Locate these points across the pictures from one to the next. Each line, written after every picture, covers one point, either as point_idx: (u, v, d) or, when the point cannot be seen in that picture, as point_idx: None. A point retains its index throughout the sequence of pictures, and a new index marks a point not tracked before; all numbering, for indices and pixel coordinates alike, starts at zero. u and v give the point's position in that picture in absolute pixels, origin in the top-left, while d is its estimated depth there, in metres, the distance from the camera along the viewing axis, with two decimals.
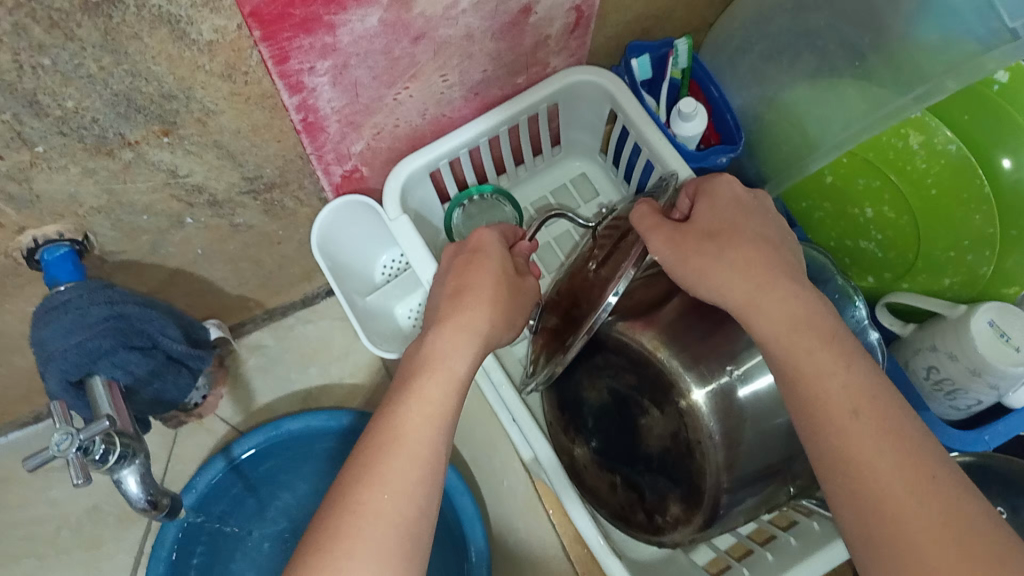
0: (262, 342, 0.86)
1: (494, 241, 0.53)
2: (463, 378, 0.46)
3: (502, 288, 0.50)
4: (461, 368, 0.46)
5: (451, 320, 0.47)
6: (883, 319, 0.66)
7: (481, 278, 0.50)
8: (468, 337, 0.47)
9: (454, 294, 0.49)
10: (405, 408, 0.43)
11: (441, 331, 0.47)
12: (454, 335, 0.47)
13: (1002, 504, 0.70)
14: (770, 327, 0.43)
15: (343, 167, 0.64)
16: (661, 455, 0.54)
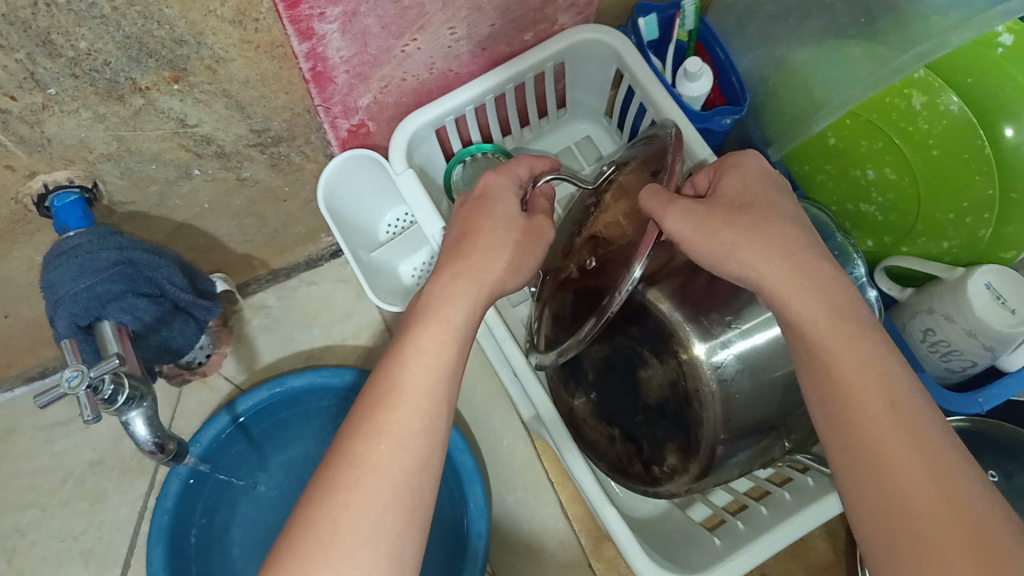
0: (266, 302, 0.87)
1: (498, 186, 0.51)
2: (465, 325, 0.45)
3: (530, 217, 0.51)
4: (461, 316, 0.45)
5: (453, 265, 0.47)
6: (881, 283, 0.67)
7: (491, 223, 0.49)
8: (468, 284, 0.46)
9: (460, 237, 0.49)
10: (405, 359, 0.43)
11: (442, 279, 0.46)
12: (454, 283, 0.46)
13: (994, 469, 0.71)
14: (771, 274, 0.44)
15: (350, 121, 0.64)
16: (659, 406, 0.54)
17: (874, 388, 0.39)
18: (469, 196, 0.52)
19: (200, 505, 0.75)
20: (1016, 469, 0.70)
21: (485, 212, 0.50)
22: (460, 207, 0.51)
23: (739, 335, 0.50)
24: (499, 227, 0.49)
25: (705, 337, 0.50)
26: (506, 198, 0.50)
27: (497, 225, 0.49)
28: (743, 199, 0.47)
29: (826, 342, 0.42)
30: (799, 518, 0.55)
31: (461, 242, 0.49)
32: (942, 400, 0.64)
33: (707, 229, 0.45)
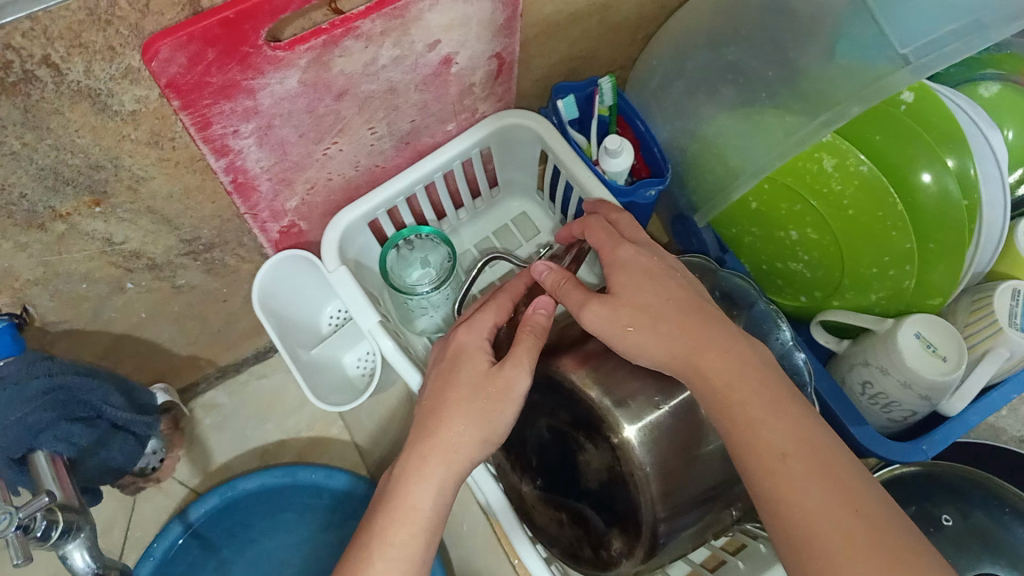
0: (216, 400, 0.86)
1: (472, 343, 0.52)
2: (434, 511, 0.47)
3: (482, 382, 0.50)
4: (427, 505, 0.47)
5: (416, 444, 0.48)
6: (818, 337, 0.68)
7: (456, 397, 0.49)
8: (442, 463, 0.48)
9: (433, 404, 0.50)
10: (370, 555, 0.45)
11: (409, 460, 0.48)
12: (423, 465, 0.48)
13: (951, 512, 0.71)
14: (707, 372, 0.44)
15: (280, 224, 0.63)
16: (600, 490, 0.52)
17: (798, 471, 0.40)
18: (440, 361, 0.52)
19: None
20: (973, 510, 0.71)
21: (451, 383, 0.50)
22: (429, 375, 0.52)
23: (667, 414, 0.49)
24: (462, 398, 0.49)
25: (638, 418, 0.49)
26: (474, 360, 0.51)
27: (459, 399, 0.49)
28: (650, 291, 0.49)
29: (747, 429, 0.43)
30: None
31: (424, 423, 0.49)
32: (884, 450, 0.64)
33: (617, 327, 0.48)
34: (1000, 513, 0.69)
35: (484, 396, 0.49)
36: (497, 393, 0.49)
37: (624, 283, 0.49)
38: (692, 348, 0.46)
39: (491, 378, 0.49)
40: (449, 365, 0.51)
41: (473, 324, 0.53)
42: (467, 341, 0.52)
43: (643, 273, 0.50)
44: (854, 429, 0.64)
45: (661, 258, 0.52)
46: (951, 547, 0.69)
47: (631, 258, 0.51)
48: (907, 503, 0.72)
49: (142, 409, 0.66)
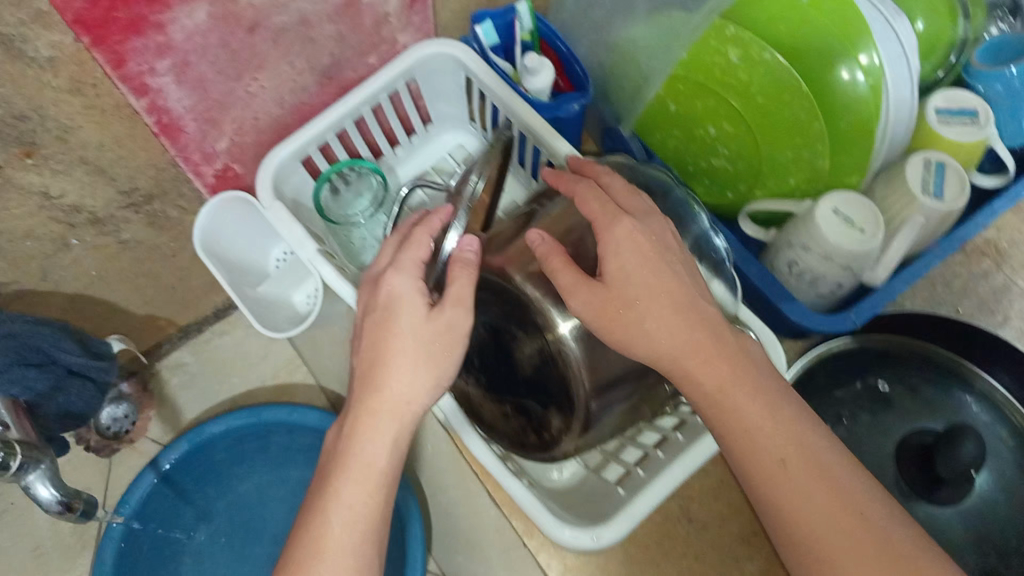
0: (182, 360, 0.88)
1: (405, 288, 0.52)
2: (389, 466, 0.51)
3: (423, 329, 0.51)
4: (382, 461, 0.51)
5: (365, 403, 0.51)
6: (747, 229, 0.70)
7: (398, 346, 0.51)
8: (393, 420, 0.51)
9: (376, 359, 0.51)
10: (328, 517, 0.49)
11: (358, 419, 0.51)
12: (374, 424, 0.50)
13: (888, 381, 0.73)
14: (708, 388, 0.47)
15: (214, 166, 0.65)
16: (534, 375, 0.55)
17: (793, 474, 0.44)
18: (373, 308, 0.52)
19: (144, 559, 0.74)
20: (910, 379, 0.73)
21: (392, 334, 0.51)
22: (363, 323, 0.52)
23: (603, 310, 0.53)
24: (407, 350, 0.51)
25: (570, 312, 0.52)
26: (412, 308, 0.51)
27: (404, 351, 0.51)
28: None
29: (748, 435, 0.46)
30: (687, 457, 0.58)
31: (368, 378, 0.51)
32: (813, 322, 0.66)
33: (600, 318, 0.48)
34: (933, 378, 0.72)
35: (428, 347, 0.51)
36: (440, 340, 0.51)
37: (618, 269, 0.49)
38: (689, 350, 0.47)
39: (433, 325, 0.51)
40: (385, 314, 0.52)
41: (403, 266, 0.53)
42: (399, 286, 0.52)
43: (645, 258, 0.49)
44: (783, 306, 0.67)
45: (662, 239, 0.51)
46: (890, 411, 0.72)
47: (626, 239, 0.50)
48: (851, 381, 0.74)
49: (98, 355, 0.67)
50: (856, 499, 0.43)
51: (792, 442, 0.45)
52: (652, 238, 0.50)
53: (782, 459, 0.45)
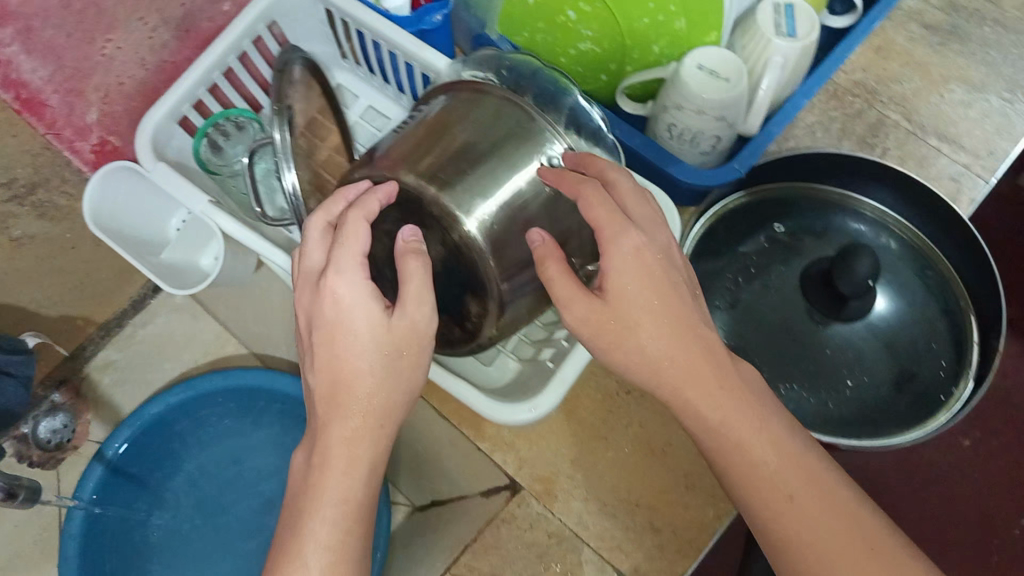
0: (109, 358, 0.90)
1: (353, 297, 0.50)
2: (363, 493, 0.50)
3: (379, 342, 0.50)
4: (357, 490, 0.49)
5: (332, 426, 0.49)
6: (627, 108, 0.73)
7: (359, 363, 0.50)
8: (365, 441, 0.50)
9: (336, 378, 0.50)
10: (303, 559, 0.47)
11: (328, 445, 0.49)
12: (345, 449, 0.49)
13: (784, 223, 0.77)
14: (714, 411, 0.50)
15: (89, 141, 0.64)
16: (443, 267, 0.57)
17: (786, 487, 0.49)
18: (321, 320, 0.50)
19: (111, 534, 0.83)
20: (801, 218, 0.77)
21: (347, 350, 0.50)
22: (312, 337, 0.50)
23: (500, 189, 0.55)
24: (369, 367, 0.50)
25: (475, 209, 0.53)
26: (364, 319, 0.50)
27: (366, 368, 0.50)
28: None
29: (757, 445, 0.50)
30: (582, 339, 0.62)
31: (331, 400, 0.50)
32: (703, 178, 0.69)
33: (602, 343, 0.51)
34: (827, 214, 0.76)
35: (388, 356, 0.50)
36: (400, 350, 0.51)
37: (618, 286, 0.50)
38: (688, 378, 0.50)
39: (393, 335, 0.50)
40: (334, 325, 0.50)
41: (345, 268, 0.50)
42: (344, 291, 0.50)
43: (647, 277, 0.50)
44: (672, 169, 0.69)
45: (666, 256, 0.52)
46: (790, 248, 0.76)
47: (632, 254, 0.51)
48: (757, 236, 0.77)
49: (12, 351, 0.68)
50: (852, 516, 0.48)
51: (793, 463, 0.49)
52: (642, 237, 0.51)
53: (793, 489, 0.49)
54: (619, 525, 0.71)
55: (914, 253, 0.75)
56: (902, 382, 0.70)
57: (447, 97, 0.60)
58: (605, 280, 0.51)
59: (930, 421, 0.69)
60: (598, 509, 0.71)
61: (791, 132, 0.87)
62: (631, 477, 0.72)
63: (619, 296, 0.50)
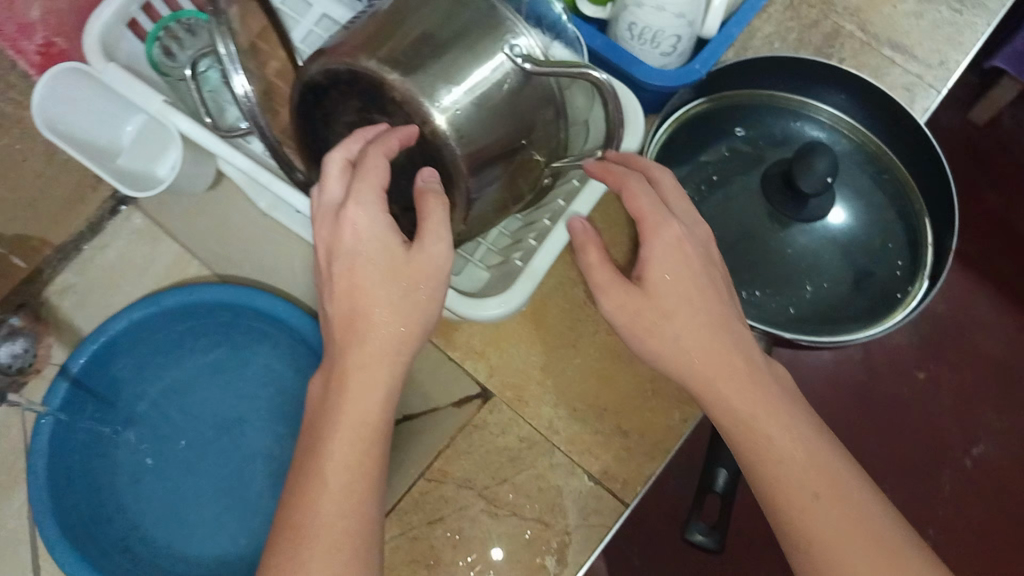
0: (67, 280, 0.90)
1: (372, 230, 0.52)
2: (382, 418, 0.52)
3: (397, 273, 0.52)
4: (376, 414, 0.51)
5: (352, 354, 0.52)
6: (587, 11, 0.73)
7: (377, 292, 0.52)
8: (384, 366, 0.52)
9: (355, 308, 0.52)
10: (324, 479, 0.50)
11: (347, 371, 0.51)
12: (364, 374, 0.51)
13: (743, 127, 0.77)
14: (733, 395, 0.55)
15: (34, 40, 0.64)
16: (407, 158, 0.56)
17: (809, 487, 0.51)
18: (341, 248, 0.52)
19: (77, 451, 0.82)
20: (760, 123, 0.77)
21: (365, 279, 0.52)
22: (333, 265, 0.52)
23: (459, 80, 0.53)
24: (386, 296, 0.52)
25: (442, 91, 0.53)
26: (382, 251, 0.52)
27: (384, 297, 0.52)
28: None
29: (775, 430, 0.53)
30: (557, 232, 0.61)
31: (351, 328, 0.52)
32: (661, 78, 0.70)
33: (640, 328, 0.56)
34: (786, 119, 0.77)
35: (409, 287, 0.52)
36: (419, 282, 0.52)
37: (658, 278, 0.56)
38: (720, 371, 0.55)
39: (411, 265, 0.52)
40: (353, 255, 0.52)
41: (364, 198, 0.52)
42: (363, 223, 0.52)
43: (686, 270, 0.56)
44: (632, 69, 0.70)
45: (704, 250, 0.58)
46: (748, 153, 0.76)
47: (670, 245, 0.56)
48: (718, 145, 0.76)
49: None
50: (861, 509, 0.51)
51: (812, 458, 0.53)
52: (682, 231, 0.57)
53: (819, 489, 0.51)
54: (589, 429, 0.72)
55: (870, 157, 0.75)
56: (861, 282, 0.71)
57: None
58: (646, 268, 0.56)
59: (885, 319, 0.70)
60: (568, 414, 0.72)
61: (751, 43, 0.87)
62: (598, 382, 0.73)
63: (655, 288, 0.56)
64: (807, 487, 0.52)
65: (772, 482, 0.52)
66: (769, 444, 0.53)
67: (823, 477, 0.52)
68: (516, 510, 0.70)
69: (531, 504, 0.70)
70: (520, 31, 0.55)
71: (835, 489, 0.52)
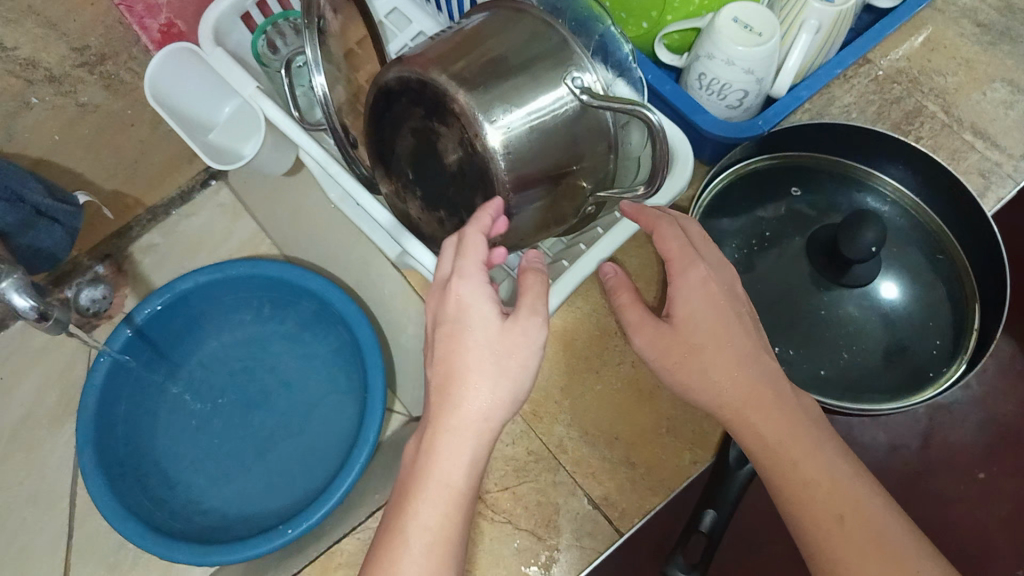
0: (152, 242, 1.05)
1: (474, 302, 0.54)
2: (464, 482, 0.54)
3: (496, 344, 0.54)
4: (458, 478, 0.54)
5: (440, 422, 0.54)
6: (663, 57, 0.76)
7: (473, 360, 0.53)
8: (469, 432, 0.54)
9: (450, 375, 0.54)
10: (404, 542, 0.53)
11: (434, 438, 0.54)
12: (450, 439, 0.53)
13: (798, 188, 0.78)
14: (761, 438, 0.57)
15: (157, 20, 0.73)
16: (459, 168, 0.60)
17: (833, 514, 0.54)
18: (443, 318, 0.55)
19: (128, 398, 0.91)
20: (816, 189, 0.78)
21: (464, 348, 0.54)
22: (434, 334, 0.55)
23: (518, 107, 0.57)
24: (482, 364, 0.53)
25: (494, 116, 0.56)
26: (484, 322, 0.54)
27: (479, 365, 0.53)
28: None
29: (815, 466, 0.56)
30: (589, 257, 0.64)
31: (443, 394, 0.54)
32: (723, 129, 0.72)
33: (670, 361, 0.60)
34: (850, 190, 0.77)
35: (511, 356, 0.54)
36: (517, 348, 0.54)
37: (685, 312, 0.60)
38: (752, 404, 0.57)
39: (511, 334, 0.54)
40: (455, 324, 0.54)
41: (468, 274, 0.54)
42: (467, 295, 0.54)
43: (713, 310, 0.59)
44: (695, 118, 0.72)
45: (731, 288, 0.61)
46: (799, 212, 0.77)
47: (697, 286, 0.60)
48: (777, 204, 0.77)
49: (63, 203, 0.79)
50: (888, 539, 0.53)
51: (840, 496, 0.55)
52: (709, 270, 0.60)
53: (842, 511, 0.54)
54: (597, 455, 0.73)
55: (928, 237, 0.75)
56: (892, 354, 0.71)
57: (488, 13, 0.63)
58: (673, 307, 0.60)
59: (912, 396, 0.69)
60: (579, 436, 0.74)
61: (828, 110, 0.88)
62: (615, 412, 0.74)
63: (683, 324, 0.60)
64: (833, 508, 0.55)
65: (799, 505, 0.55)
66: (790, 459, 0.56)
67: (845, 501, 0.55)
68: (512, 518, 0.74)
69: (527, 516, 0.74)
70: (585, 70, 0.59)
71: (863, 521, 0.54)
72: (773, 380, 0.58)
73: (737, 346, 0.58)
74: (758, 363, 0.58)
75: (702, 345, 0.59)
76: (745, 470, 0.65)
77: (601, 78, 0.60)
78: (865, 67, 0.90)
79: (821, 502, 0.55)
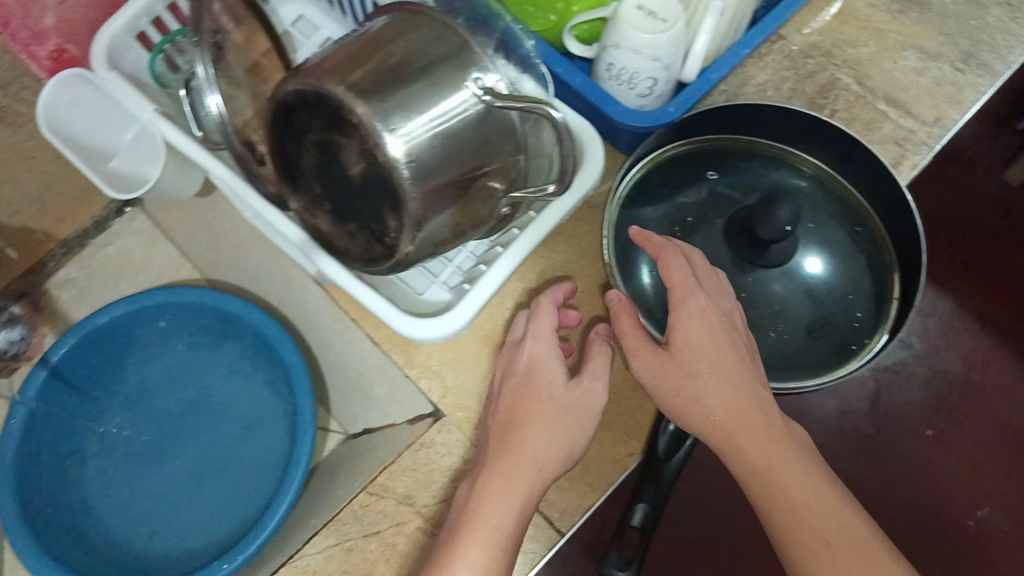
0: (68, 276, 1.10)
1: (544, 363, 0.69)
2: (512, 529, 0.64)
3: (553, 402, 0.68)
4: (506, 524, 0.63)
5: (495, 466, 0.65)
6: (574, 48, 0.75)
7: (540, 411, 0.68)
8: (521, 479, 0.65)
9: (513, 420, 0.68)
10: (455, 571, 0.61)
11: (489, 478, 0.65)
12: (503, 482, 0.64)
13: (714, 171, 0.78)
14: (753, 456, 0.60)
15: (47, 46, 0.72)
16: (363, 179, 0.58)
17: (818, 539, 0.56)
18: (514, 371, 0.70)
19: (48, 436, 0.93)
20: (734, 169, 0.77)
21: (533, 397, 0.68)
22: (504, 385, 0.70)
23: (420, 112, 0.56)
24: (544, 417, 0.67)
25: (394, 124, 0.55)
26: (547, 384, 0.69)
27: (545, 416, 0.67)
28: None
29: (791, 479, 0.58)
30: (506, 260, 0.63)
31: (506, 436, 0.67)
32: (637, 118, 0.71)
33: (670, 386, 0.63)
34: (769, 169, 0.77)
35: (567, 415, 0.68)
36: (573, 409, 0.68)
37: (683, 340, 0.64)
38: (740, 425, 0.61)
39: (577, 392, 0.68)
40: (523, 376, 0.69)
41: (541, 335, 0.70)
42: (543, 353, 0.69)
43: (708, 332, 0.63)
44: (608, 108, 0.71)
45: (730, 319, 0.65)
46: (719, 196, 0.77)
47: (697, 313, 0.64)
48: (698, 189, 0.77)
49: None
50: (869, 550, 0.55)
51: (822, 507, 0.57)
52: (708, 300, 0.65)
53: (829, 537, 0.56)
54: None
55: (848, 212, 0.75)
56: (815, 330, 0.71)
57: (388, 16, 0.61)
58: (674, 333, 0.65)
59: (838, 370, 0.69)
60: None
61: (744, 89, 0.88)
62: None
63: (680, 351, 0.64)
64: (819, 534, 0.56)
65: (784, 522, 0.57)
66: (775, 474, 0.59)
67: (835, 525, 0.56)
68: None
69: None
70: (487, 71, 0.58)
71: (846, 535, 0.56)
72: (764, 403, 0.62)
73: (746, 380, 0.62)
74: (752, 386, 0.62)
75: (696, 369, 0.63)
76: (675, 460, 0.72)
77: (505, 79, 0.60)
78: (779, 43, 0.90)
79: (811, 519, 0.57)
